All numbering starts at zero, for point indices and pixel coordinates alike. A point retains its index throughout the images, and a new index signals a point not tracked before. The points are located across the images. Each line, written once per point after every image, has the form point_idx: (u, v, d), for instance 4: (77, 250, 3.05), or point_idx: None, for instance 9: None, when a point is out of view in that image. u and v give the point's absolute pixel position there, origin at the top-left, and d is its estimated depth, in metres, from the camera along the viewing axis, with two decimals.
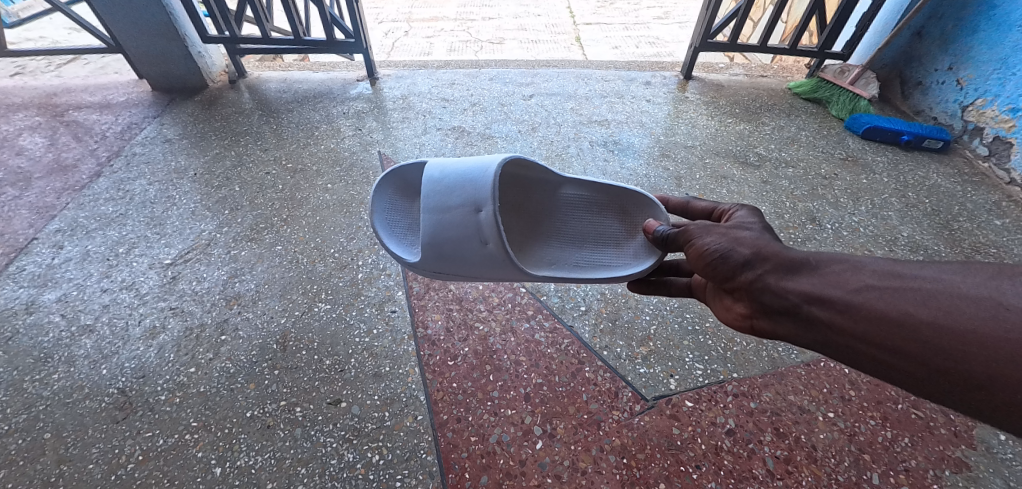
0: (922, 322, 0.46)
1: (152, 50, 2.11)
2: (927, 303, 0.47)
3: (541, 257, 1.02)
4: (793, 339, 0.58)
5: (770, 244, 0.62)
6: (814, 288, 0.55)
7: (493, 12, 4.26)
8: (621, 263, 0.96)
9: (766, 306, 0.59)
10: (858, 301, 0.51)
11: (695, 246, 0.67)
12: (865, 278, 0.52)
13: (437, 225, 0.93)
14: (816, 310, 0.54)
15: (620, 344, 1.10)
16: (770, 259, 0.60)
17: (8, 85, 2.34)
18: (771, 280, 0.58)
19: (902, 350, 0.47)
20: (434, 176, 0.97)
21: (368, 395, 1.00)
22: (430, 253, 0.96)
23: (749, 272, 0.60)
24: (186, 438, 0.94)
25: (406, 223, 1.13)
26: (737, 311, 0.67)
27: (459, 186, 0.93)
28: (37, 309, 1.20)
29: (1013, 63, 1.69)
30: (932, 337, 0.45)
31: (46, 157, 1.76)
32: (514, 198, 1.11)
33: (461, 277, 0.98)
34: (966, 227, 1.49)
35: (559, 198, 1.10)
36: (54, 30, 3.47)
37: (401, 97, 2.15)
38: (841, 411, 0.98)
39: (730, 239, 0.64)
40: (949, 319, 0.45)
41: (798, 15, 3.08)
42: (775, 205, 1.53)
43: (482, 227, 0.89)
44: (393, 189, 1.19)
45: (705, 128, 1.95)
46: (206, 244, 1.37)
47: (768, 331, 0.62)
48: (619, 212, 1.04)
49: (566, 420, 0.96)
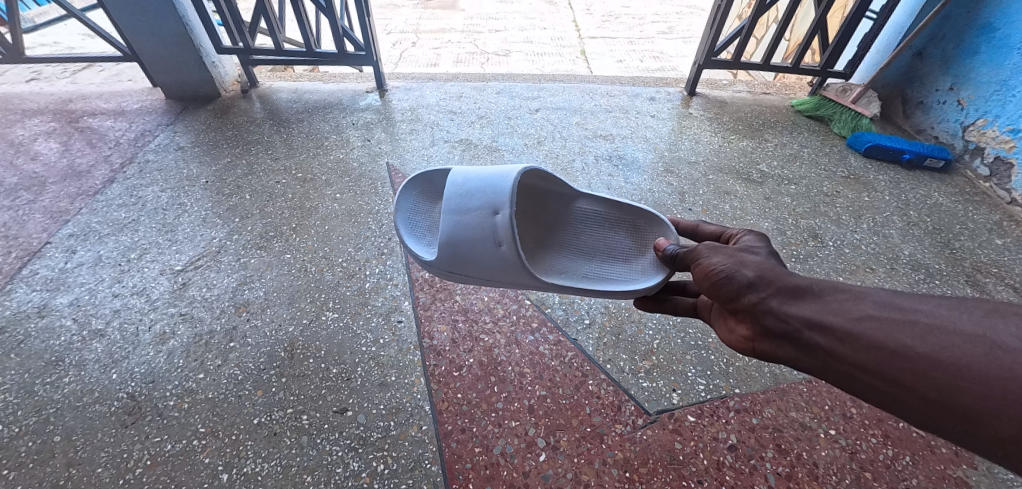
0: (919, 355, 0.48)
1: (168, 60, 2.17)
2: (925, 337, 0.49)
3: (551, 267, 1.04)
4: (793, 363, 0.59)
5: (775, 268, 0.64)
6: (816, 315, 0.56)
7: (500, 25, 4.33)
8: (628, 277, 0.97)
9: (768, 329, 0.61)
10: (858, 330, 0.52)
11: (702, 265, 0.70)
12: (866, 307, 0.54)
13: (454, 226, 0.96)
14: (816, 336, 0.56)
15: (624, 357, 1.12)
16: (773, 283, 0.61)
17: (24, 90, 2.40)
18: (774, 303, 0.60)
19: (898, 380, 0.49)
20: (457, 181, 1.01)
21: (373, 404, 1.01)
22: (445, 253, 0.98)
23: (753, 295, 0.62)
24: (194, 443, 0.95)
25: (425, 224, 1.16)
26: (739, 333, 0.68)
27: (480, 190, 0.97)
28: (49, 312, 1.22)
29: (1013, 86, 1.72)
30: (927, 369, 0.47)
31: (60, 162, 1.80)
32: (531, 209, 1.15)
33: (473, 280, 1.00)
34: (967, 245, 1.51)
35: (574, 211, 1.14)
36: (68, 36, 3.54)
37: (409, 109, 2.19)
38: (842, 428, 0.99)
39: (736, 260, 0.66)
40: (945, 353, 0.47)
41: (801, 33, 3.14)
42: (778, 221, 1.55)
43: (497, 230, 0.92)
44: (419, 191, 1.23)
45: (708, 144, 1.98)
46: (217, 251, 1.40)
47: (769, 354, 0.63)
48: (630, 230, 1.07)
49: (569, 433, 0.97)
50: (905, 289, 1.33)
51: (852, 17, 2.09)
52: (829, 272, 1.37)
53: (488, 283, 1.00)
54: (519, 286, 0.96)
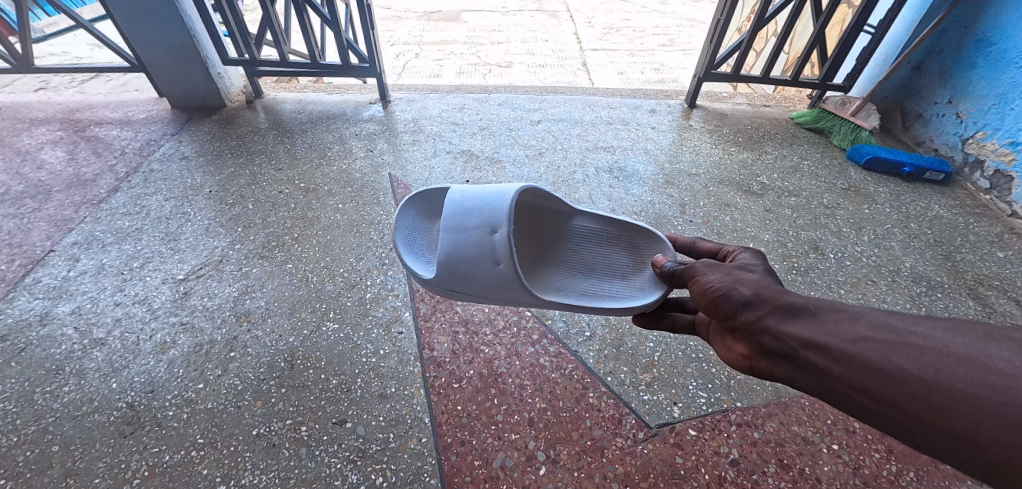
0: (913, 377, 0.48)
1: (174, 71, 2.20)
2: (919, 359, 0.49)
3: (550, 284, 1.04)
4: (789, 382, 0.59)
5: (771, 287, 0.64)
6: (812, 334, 0.56)
7: (502, 36, 4.38)
8: (627, 294, 0.97)
9: (765, 347, 0.61)
10: (853, 351, 0.52)
11: (700, 282, 0.70)
12: (861, 328, 0.54)
13: (453, 244, 0.96)
14: (812, 356, 0.56)
15: (624, 370, 1.11)
16: (769, 301, 0.62)
17: (32, 99, 2.43)
18: (770, 322, 0.60)
19: (893, 402, 0.49)
20: (456, 199, 1.02)
21: (373, 416, 1.01)
22: (444, 271, 0.98)
23: (750, 313, 0.62)
24: (193, 454, 0.94)
25: (425, 241, 1.16)
26: (737, 352, 0.68)
27: (478, 208, 0.97)
28: (51, 321, 1.22)
29: (1011, 99, 1.73)
30: (923, 392, 0.47)
31: (66, 171, 1.82)
32: (529, 227, 1.16)
33: (472, 297, 1.00)
34: (969, 258, 1.51)
35: (572, 229, 1.14)
36: (77, 46, 3.59)
37: (412, 120, 2.21)
38: (845, 442, 0.98)
39: (733, 278, 0.66)
40: (940, 376, 0.47)
41: (800, 46, 3.17)
42: (778, 233, 1.56)
43: (495, 247, 0.92)
44: (419, 209, 1.24)
45: (708, 156, 1.99)
46: (219, 260, 1.41)
47: (767, 372, 0.63)
48: (628, 247, 1.08)
49: (569, 446, 0.96)
50: (907, 302, 1.33)
51: (850, 31, 2.11)
52: (830, 285, 1.37)
53: (487, 301, 0.99)
54: (518, 303, 0.96)
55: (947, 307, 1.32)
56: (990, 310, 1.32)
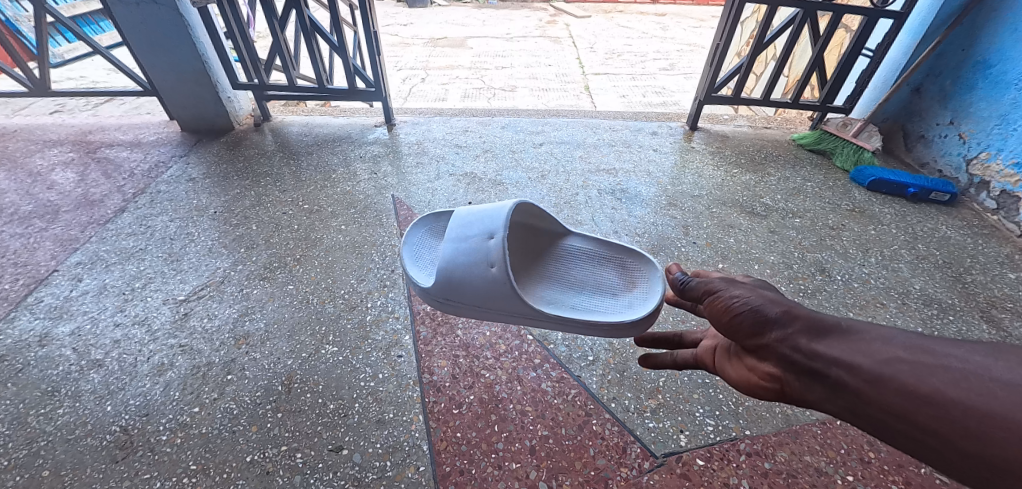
0: (951, 401, 0.46)
1: (186, 95, 2.26)
2: (958, 383, 0.46)
3: (544, 296, 1.02)
4: (819, 406, 0.57)
5: (798, 305, 0.63)
6: (842, 353, 0.55)
7: (506, 62, 4.49)
8: (619, 311, 0.96)
9: (791, 365, 0.59)
10: (885, 372, 0.51)
11: (724, 299, 0.70)
12: (893, 349, 0.52)
13: (452, 251, 0.97)
14: (841, 375, 0.54)
15: (628, 395, 1.08)
16: (798, 318, 0.61)
17: (47, 122, 2.49)
18: (799, 340, 0.59)
19: (930, 428, 0.47)
20: (458, 214, 1.05)
21: (370, 443, 0.98)
22: (442, 280, 0.97)
23: (777, 330, 0.62)
24: (184, 481, 0.92)
25: (429, 256, 1.16)
26: (761, 373, 0.66)
27: (477, 219, 1.00)
28: (50, 341, 1.22)
29: (1013, 120, 1.73)
30: (960, 417, 0.45)
31: (75, 192, 1.85)
32: (528, 245, 1.17)
33: (466, 309, 0.97)
34: (980, 280, 1.48)
35: (568, 249, 1.16)
36: (95, 71, 3.73)
37: (416, 143, 2.24)
38: (860, 474, 0.94)
39: (759, 295, 0.66)
40: (981, 400, 0.44)
41: (799, 71, 3.22)
42: (784, 255, 1.54)
43: (490, 252, 0.93)
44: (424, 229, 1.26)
45: (711, 177, 1.99)
46: (220, 281, 1.40)
47: (794, 395, 0.61)
48: (619, 267, 1.09)
49: (572, 476, 0.93)
50: (918, 326, 1.29)
51: (848, 55, 2.13)
52: (838, 308, 1.34)
53: (483, 310, 0.96)
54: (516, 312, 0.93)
55: (960, 331, 1.28)
56: (1005, 334, 1.28)
